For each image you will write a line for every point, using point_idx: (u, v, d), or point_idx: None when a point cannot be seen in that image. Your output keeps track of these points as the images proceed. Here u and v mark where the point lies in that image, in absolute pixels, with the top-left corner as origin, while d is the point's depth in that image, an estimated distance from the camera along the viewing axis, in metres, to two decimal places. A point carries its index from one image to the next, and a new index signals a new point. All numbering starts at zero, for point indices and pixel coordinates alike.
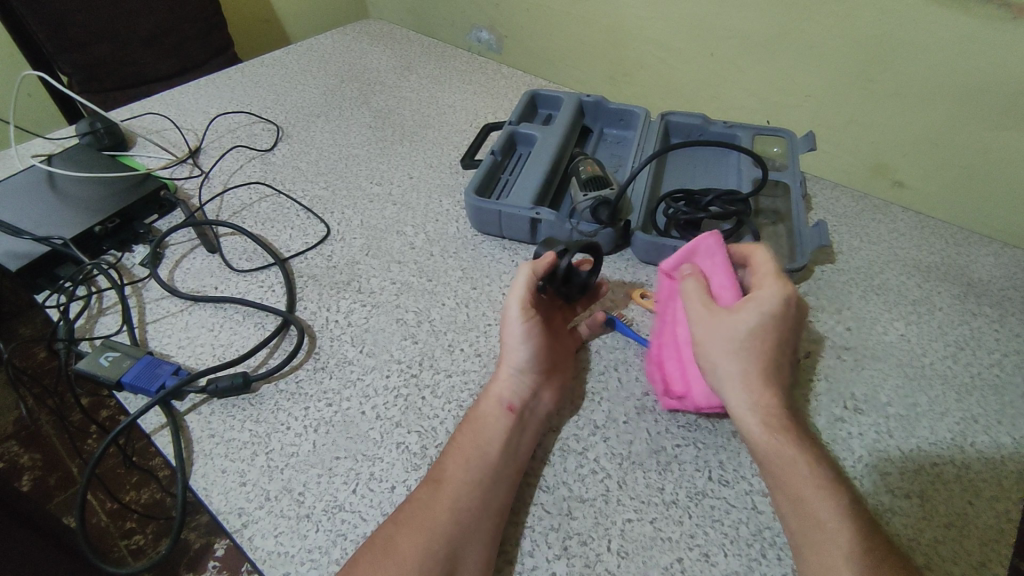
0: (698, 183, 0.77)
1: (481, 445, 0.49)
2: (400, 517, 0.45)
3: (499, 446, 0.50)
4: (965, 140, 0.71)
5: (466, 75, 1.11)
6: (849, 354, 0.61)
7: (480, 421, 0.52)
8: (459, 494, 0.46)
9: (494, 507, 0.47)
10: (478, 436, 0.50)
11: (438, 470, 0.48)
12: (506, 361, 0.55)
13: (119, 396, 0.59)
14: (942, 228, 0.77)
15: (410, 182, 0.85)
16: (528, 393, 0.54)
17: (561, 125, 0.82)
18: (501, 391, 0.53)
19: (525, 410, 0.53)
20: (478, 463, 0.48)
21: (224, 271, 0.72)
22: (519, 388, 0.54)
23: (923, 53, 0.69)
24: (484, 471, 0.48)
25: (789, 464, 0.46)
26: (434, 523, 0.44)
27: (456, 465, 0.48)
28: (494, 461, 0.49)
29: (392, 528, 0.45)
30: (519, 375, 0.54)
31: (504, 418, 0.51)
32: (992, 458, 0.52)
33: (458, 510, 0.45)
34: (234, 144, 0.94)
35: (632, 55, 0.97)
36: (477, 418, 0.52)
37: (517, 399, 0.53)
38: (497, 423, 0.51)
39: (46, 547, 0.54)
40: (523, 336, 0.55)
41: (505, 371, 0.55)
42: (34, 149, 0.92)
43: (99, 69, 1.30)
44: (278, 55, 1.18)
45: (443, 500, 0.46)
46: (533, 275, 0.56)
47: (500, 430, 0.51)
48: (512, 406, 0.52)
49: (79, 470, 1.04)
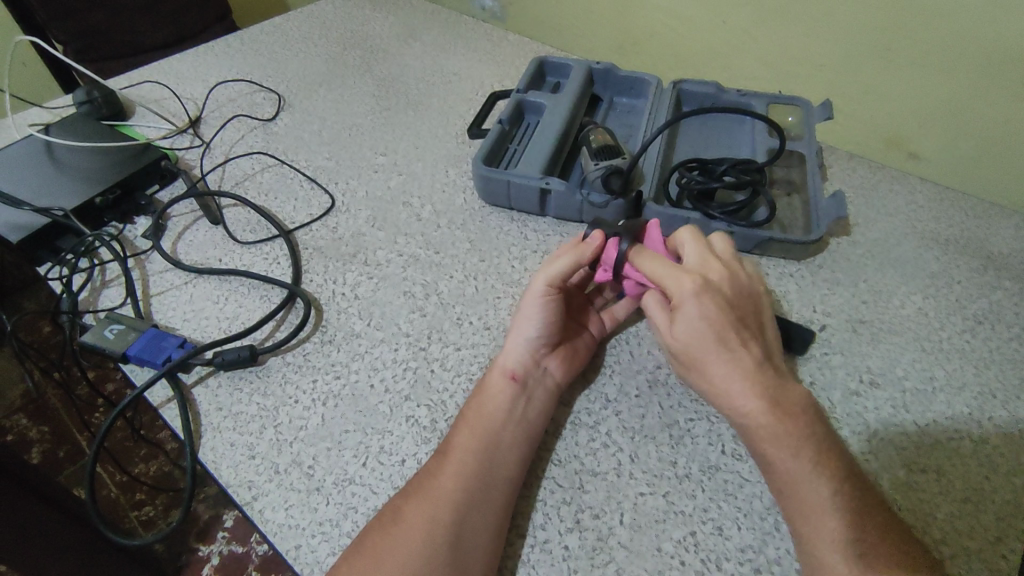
0: (711, 153, 0.75)
1: (486, 415, 0.49)
2: (407, 489, 0.45)
3: (502, 415, 0.49)
4: (988, 109, 0.68)
5: (472, 41, 1.08)
6: (865, 328, 0.60)
7: (483, 391, 0.51)
8: (466, 461, 0.46)
9: (501, 473, 0.46)
10: (482, 407, 0.50)
11: (446, 442, 0.48)
12: (514, 329, 0.54)
13: (126, 368, 0.58)
14: (962, 200, 0.75)
15: (416, 152, 0.83)
16: (535, 363, 0.53)
17: (571, 94, 0.80)
18: (507, 361, 0.53)
19: (534, 383, 0.52)
20: (483, 432, 0.48)
21: (228, 243, 0.70)
22: (528, 360, 0.52)
23: (947, 17, 0.66)
24: (488, 437, 0.47)
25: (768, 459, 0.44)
26: (442, 491, 0.44)
27: (463, 434, 0.48)
28: (499, 432, 0.48)
29: (400, 500, 0.45)
30: (531, 347, 0.53)
31: (507, 388, 0.51)
32: (1009, 431, 0.52)
33: (465, 478, 0.45)
34: (236, 114, 0.91)
35: (642, 21, 0.93)
36: (481, 389, 0.51)
37: (523, 369, 0.52)
38: (499, 393, 0.50)
39: (56, 514, 0.53)
40: (538, 308, 0.53)
41: (515, 341, 0.53)
42: (32, 119, 0.89)
43: (95, 37, 1.27)
44: (279, 22, 1.15)
45: (449, 467, 0.46)
46: (577, 263, 0.52)
47: (501, 399, 0.50)
48: (515, 375, 0.51)
49: (87, 442, 1.05)
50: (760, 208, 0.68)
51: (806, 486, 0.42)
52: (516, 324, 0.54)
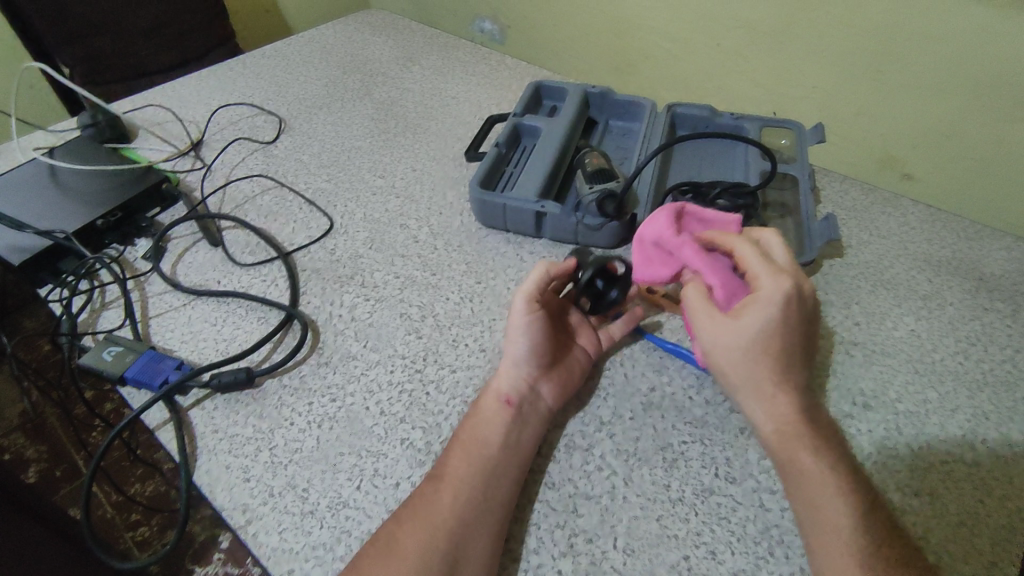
0: (705, 176, 0.76)
1: (481, 440, 0.49)
2: (402, 514, 0.45)
3: (498, 440, 0.49)
4: (978, 132, 0.69)
5: (470, 65, 1.10)
6: (858, 350, 0.60)
7: (478, 416, 0.51)
8: (460, 487, 0.46)
9: (495, 498, 0.46)
10: (477, 432, 0.50)
11: (439, 466, 0.48)
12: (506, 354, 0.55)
13: (123, 390, 0.58)
14: (954, 222, 0.76)
15: (414, 174, 0.84)
16: (529, 387, 0.53)
17: (566, 117, 0.81)
18: (501, 386, 0.53)
19: (531, 405, 0.52)
20: (479, 457, 0.48)
21: (227, 265, 0.71)
22: (521, 383, 0.53)
23: (935, 42, 0.67)
24: (484, 462, 0.48)
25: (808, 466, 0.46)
26: (436, 516, 0.44)
27: (456, 460, 0.48)
28: (495, 458, 0.48)
29: (394, 525, 0.45)
30: (521, 370, 0.53)
31: (502, 411, 0.51)
32: (1003, 453, 0.52)
33: (462, 504, 0.45)
34: (237, 136, 0.93)
35: (638, 45, 0.95)
36: (476, 414, 0.52)
37: (518, 394, 0.52)
38: (496, 417, 0.51)
39: (47, 537, 0.53)
40: (524, 329, 0.54)
41: (507, 365, 0.54)
42: (37, 142, 0.91)
43: (100, 61, 1.29)
44: (281, 47, 1.17)
45: (443, 494, 0.46)
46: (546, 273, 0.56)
47: (498, 423, 0.50)
48: (510, 399, 0.52)
49: (83, 462, 1.04)
50: None
51: (822, 486, 0.44)
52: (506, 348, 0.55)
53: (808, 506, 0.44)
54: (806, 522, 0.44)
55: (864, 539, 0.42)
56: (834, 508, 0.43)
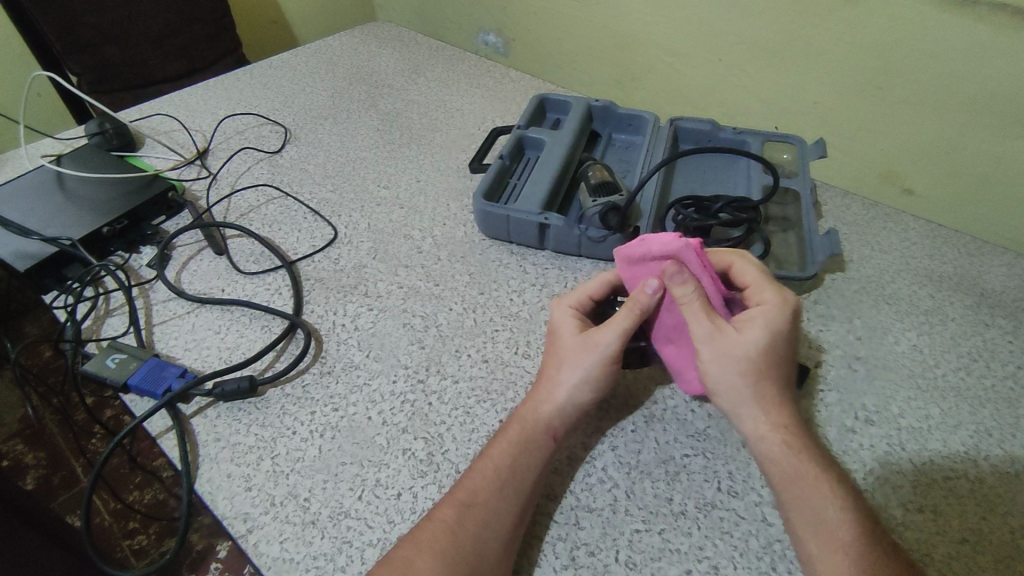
0: (707, 190, 0.77)
1: (522, 474, 0.48)
2: (422, 540, 0.44)
3: (535, 479, 0.48)
4: (978, 148, 0.70)
5: (474, 77, 1.11)
6: (860, 364, 0.60)
7: (524, 445, 0.49)
8: (488, 521, 0.45)
9: (520, 532, 0.46)
10: (519, 466, 0.48)
11: (466, 492, 0.46)
12: (567, 381, 0.52)
13: (126, 398, 0.58)
14: (954, 238, 0.76)
15: (418, 185, 0.85)
16: (573, 423, 0.52)
17: (570, 130, 0.82)
18: (552, 419, 0.51)
19: (564, 438, 0.52)
20: (516, 496, 0.46)
21: (232, 273, 0.72)
22: (570, 420, 0.52)
23: (933, 60, 0.68)
24: (519, 500, 0.47)
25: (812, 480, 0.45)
26: (459, 552, 0.43)
27: (486, 489, 0.46)
28: (530, 493, 0.47)
29: (414, 552, 0.43)
30: (576, 409, 0.52)
31: (550, 449, 0.50)
32: (1005, 469, 0.52)
33: (495, 545, 0.44)
34: (243, 146, 0.94)
35: (641, 59, 0.96)
36: (523, 442, 0.49)
37: (565, 430, 0.51)
38: (543, 453, 0.49)
39: (46, 543, 0.52)
40: (597, 371, 0.52)
41: (562, 396, 0.51)
42: (44, 150, 0.92)
43: (108, 70, 1.31)
44: (288, 58, 1.18)
45: (471, 525, 0.44)
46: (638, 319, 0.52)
47: (541, 460, 0.49)
48: (556, 436, 0.50)
49: (82, 469, 1.04)
50: (755, 244, 0.69)
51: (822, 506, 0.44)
52: (563, 377, 0.52)
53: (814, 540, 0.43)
54: (812, 541, 0.43)
55: (875, 557, 0.41)
56: (827, 523, 0.43)
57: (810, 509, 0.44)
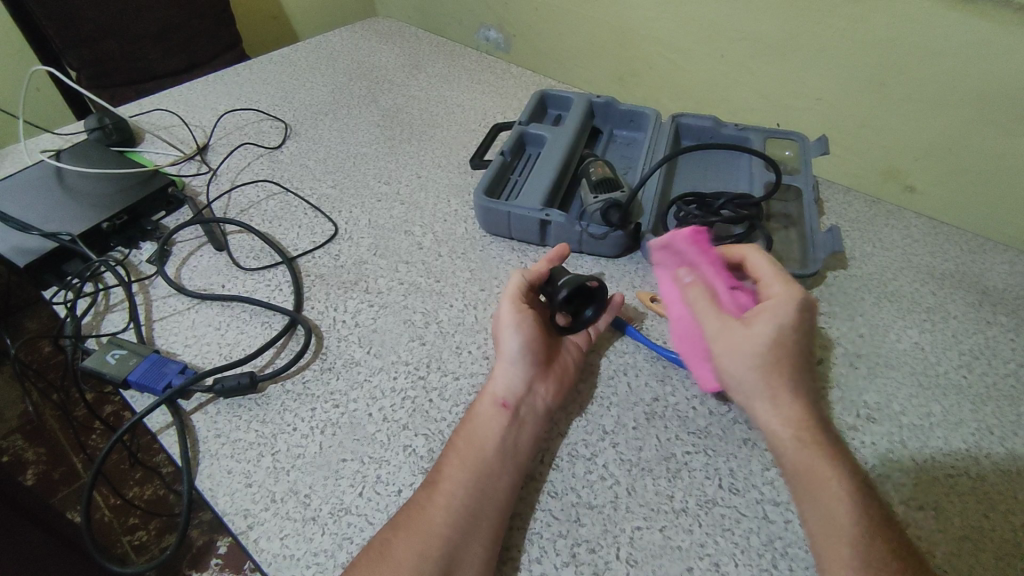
0: (708, 187, 0.77)
1: (477, 446, 0.49)
2: (397, 520, 0.45)
3: (493, 446, 0.49)
4: (981, 145, 0.69)
5: (475, 73, 1.11)
6: (862, 362, 0.60)
7: (473, 420, 0.51)
8: (457, 494, 0.45)
9: (493, 505, 0.46)
10: (472, 436, 0.50)
11: (437, 472, 0.48)
12: (499, 361, 0.55)
13: (126, 394, 0.58)
14: (956, 235, 0.76)
15: (418, 181, 0.84)
16: (523, 388, 0.53)
17: (572, 126, 0.82)
18: (496, 390, 0.53)
19: (524, 408, 0.52)
20: (473, 462, 0.48)
21: (232, 269, 0.71)
22: (517, 387, 0.53)
23: (936, 57, 0.67)
24: (484, 470, 0.47)
25: (816, 473, 0.45)
26: (432, 525, 0.44)
27: (454, 467, 0.48)
28: (492, 464, 0.48)
29: (390, 532, 0.44)
30: (518, 375, 0.53)
31: (498, 415, 0.51)
32: (1007, 467, 0.52)
33: (453, 511, 0.44)
34: (243, 141, 0.93)
35: (642, 55, 0.96)
36: (471, 417, 0.52)
37: (513, 397, 0.52)
38: (491, 421, 0.51)
39: (47, 540, 0.53)
40: (517, 333, 0.55)
41: (500, 371, 0.54)
42: (43, 145, 0.91)
43: (108, 65, 1.30)
44: (288, 53, 1.18)
45: (439, 501, 0.45)
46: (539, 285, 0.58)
47: (494, 428, 0.50)
48: (505, 402, 0.52)
49: (82, 465, 1.04)
50: (756, 241, 0.69)
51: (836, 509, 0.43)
52: (498, 357, 0.55)
53: (816, 523, 0.44)
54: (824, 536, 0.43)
55: (869, 553, 0.41)
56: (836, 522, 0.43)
57: (819, 495, 0.44)
